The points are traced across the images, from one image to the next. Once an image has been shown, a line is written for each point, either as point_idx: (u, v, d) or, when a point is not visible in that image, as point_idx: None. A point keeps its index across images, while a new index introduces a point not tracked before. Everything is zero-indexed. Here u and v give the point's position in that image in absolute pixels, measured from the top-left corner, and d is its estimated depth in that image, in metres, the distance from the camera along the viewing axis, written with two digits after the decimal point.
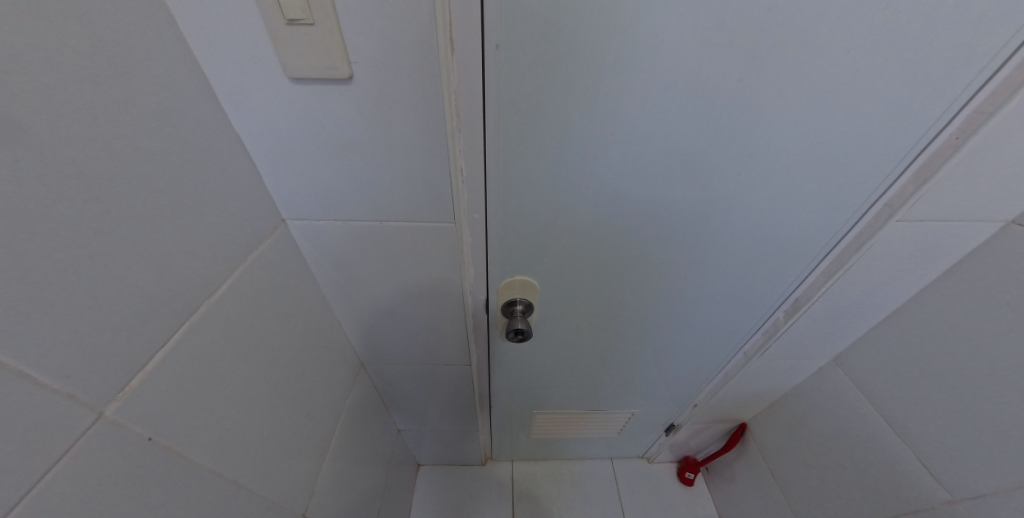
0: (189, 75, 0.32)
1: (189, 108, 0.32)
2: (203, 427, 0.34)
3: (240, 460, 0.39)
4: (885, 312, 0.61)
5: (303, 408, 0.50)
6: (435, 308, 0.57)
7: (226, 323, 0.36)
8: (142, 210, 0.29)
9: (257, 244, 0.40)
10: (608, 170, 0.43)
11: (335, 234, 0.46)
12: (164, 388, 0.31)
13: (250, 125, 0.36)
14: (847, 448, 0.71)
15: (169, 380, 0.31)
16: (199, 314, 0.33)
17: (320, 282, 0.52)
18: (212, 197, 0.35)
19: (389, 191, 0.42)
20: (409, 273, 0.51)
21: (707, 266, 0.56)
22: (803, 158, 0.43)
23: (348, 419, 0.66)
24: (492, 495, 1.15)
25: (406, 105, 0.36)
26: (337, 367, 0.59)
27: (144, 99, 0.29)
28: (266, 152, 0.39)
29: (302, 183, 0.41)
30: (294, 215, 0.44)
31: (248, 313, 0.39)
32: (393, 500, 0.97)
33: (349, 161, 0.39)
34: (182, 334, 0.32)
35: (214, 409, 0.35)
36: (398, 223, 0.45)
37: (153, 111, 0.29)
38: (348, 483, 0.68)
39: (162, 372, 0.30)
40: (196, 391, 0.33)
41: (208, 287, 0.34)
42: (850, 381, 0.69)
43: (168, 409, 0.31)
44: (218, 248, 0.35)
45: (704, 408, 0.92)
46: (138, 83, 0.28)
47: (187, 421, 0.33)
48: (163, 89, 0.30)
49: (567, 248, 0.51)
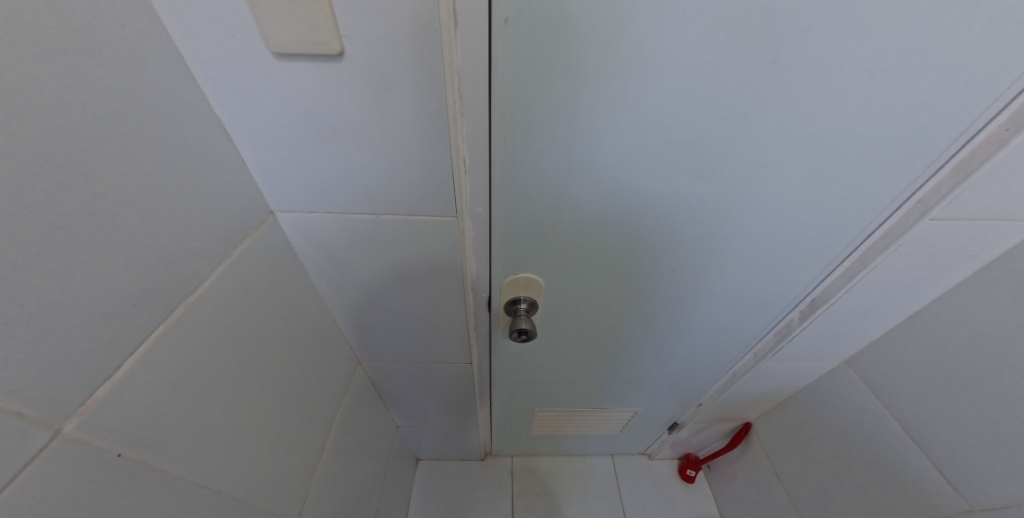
0: (162, 52, 0.29)
1: (161, 89, 0.29)
2: (182, 436, 0.32)
3: (226, 466, 0.37)
4: (904, 314, 0.59)
5: (295, 408, 0.48)
6: (435, 305, 0.55)
7: (208, 324, 0.34)
8: (105, 200, 0.26)
9: (244, 238, 0.37)
10: (621, 160, 0.40)
11: (329, 227, 0.43)
12: (134, 397, 0.28)
13: (231, 106, 0.33)
14: (857, 451, 0.70)
15: (140, 389, 0.28)
16: (176, 316, 0.31)
17: (313, 276, 0.49)
18: (192, 186, 0.32)
19: (387, 182, 0.39)
20: (408, 268, 0.48)
21: (722, 264, 0.53)
22: (829, 154, 0.40)
23: (343, 418, 0.63)
24: (492, 492, 1.14)
25: (405, 87, 0.33)
26: (331, 364, 0.56)
27: (111, 78, 0.26)
28: (250, 137, 0.36)
29: (292, 174, 0.38)
30: (284, 207, 0.41)
31: (234, 311, 0.36)
32: (391, 496, 0.95)
33: (342, 150, 0.36)
34: (154, 339, 0.29)
35: (195, 417, 0.33)
36: (396, 216, 0.42)
37: (121, 91, 0.26)
38: (344, 483, 0.67)
39: (132, 380, 0.28)
40: (173, 399, 0.31)
41: (186, 286, 0.31)
42: (862, 384, 0.67)
43: (141, 420, 0.29)
44: (198, 243, 0.32)
45: (709, 407, 0.90)
46: (106, 59, 0.25)
47: (163, 429, 0.30)
48: (136, 66, 0.27)
49: (574, 245, 0.49)
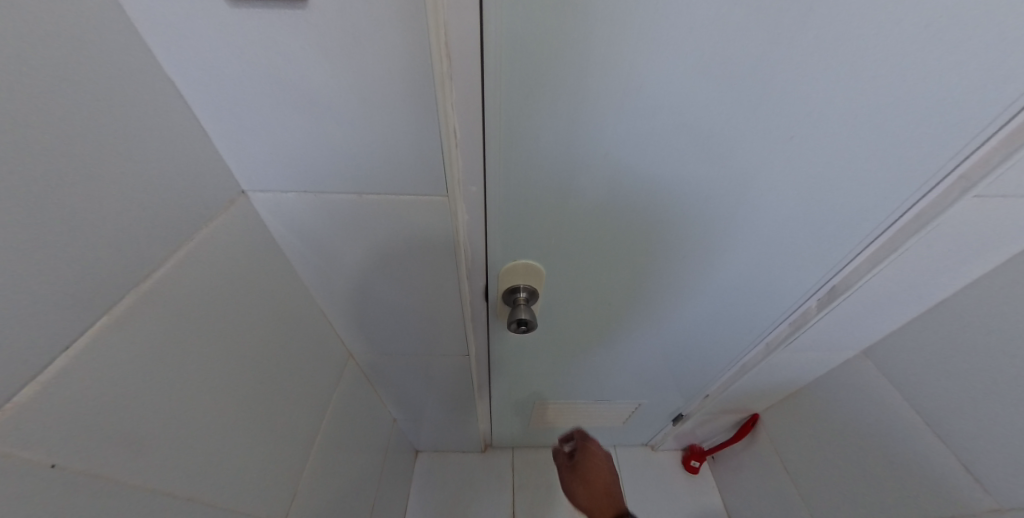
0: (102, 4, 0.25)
1: (104, 46, 0.25)
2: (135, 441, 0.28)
3: (197, 469, 0.34)
4: (929, 302, 0.55)
5: (277, 405, 0.44)
6: (427, 294, 0.51)
7: (166, 316, 0.30)
8: (34, 174, 0.22)
9: (209, 221, 0.34)
10: (631, 134, 0.36)
11: (307, 209, 0.39)
12: (70, 398, 0.25)
13: (187, 68, 0.30)
14: (873, 446, 0.67)
15: (78, 390, 0.25)
16: (122, 307, 0.27)
17: (294, 262, 0.45)
18: (143, 159, 0.28)
19: (369, 156, 0.35)
20: (397, 254, 0.45)
21: (737, 249, 0.50)
22: (863, 127, 0.36)
23: (334, 414, 0.60)
24: (492, 485, 1.12)
25: (383, 43, 0.28)
26: (317, 357, 0.53)
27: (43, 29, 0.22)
28: (212, 105, 0.32)
29: (264, 149, 0.34)
30: (256, 186, 0.37)
31: (200, 302, 0.33)
32: (389, 490, 0.93)
33: (318, 122, 0.33)
34: (94, 333, 0.26)
35: (150, 420, 0.29)
36: (381, 196, 0.38)
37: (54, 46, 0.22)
38: (337, 481, 0.64)
39: (68, 381, 0.24)
40: (120, 400, 0.27)
41: (135, 274, 0.28)
42: (880, 375, 0.64)
43: (77, 425, 0.25)
44: (151, 225, 0.29)
45: (716, 399, 0.87)
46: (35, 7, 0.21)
47: (108, 432, 0.27)
48: (72, 16, 0.23)
49: (577, 230, 0.45)
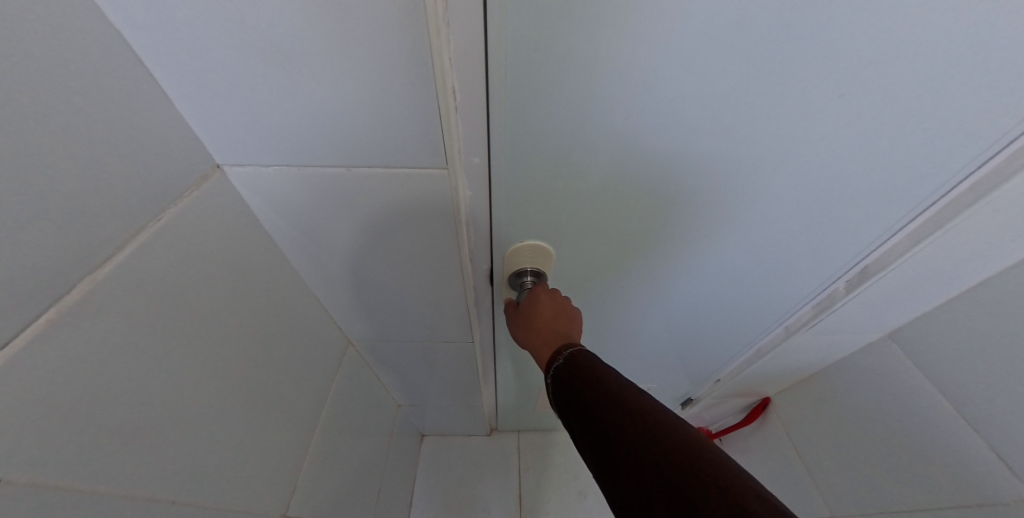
0: None
1: None
2: (96, 446, 0.25)
3: (182, 467, 0.31)
4: (966, 284, 0.51)
5: (267, 396, 0.42)
6: (427, 277, 0.48)
7: (128, 306, 0.27)
8: None
9: (180, 197, 0.30)
10: (657, 95, 0.31)
11: (289, 183, 0.35)
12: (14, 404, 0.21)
13: (135, 17, 0.25)
14: (894, 431, 0.64)
15: (24, 394, 0.22)
16: (73, 299, 0.24)
17: (279, 242, 0.42)
18: (93, 127, 0.24)
19: (356, 123, 0.31)
20: (394, 234, 0.41)
21: (765, 225, 0.46)
22: (920, 86, 0.32)
23: (334, 402, 0.58)
24: (498, 467, 1.11)
25: None
26: (311, 344, 0.50)
27: None
28: (171, 65, 0.27)
29: (236, 116, 0.30)
30: (231, 159, 0.33)
31: (170, 290, 0.30)
32: (395, 475, 0.93)
33: (294, 83, 0.28)
34: (37, 329, 0.22)
35: (112, 423, 0.26)
36: (373, 169, 0.34)
37: None
38: (342, 470, 0.62)
39: (11, 383, 0.21)
40: (71, 403, 0.24)
41: (87, 260, 0.24)
42: (905, 358, 0.61)
43: (24, 434, 0.22)
44: (106, 202, 0.25)
45: (728, 383, 0.85)
46: None
47: (66, 438, 0.24)
48: None
49: (589, 206, 0.41)
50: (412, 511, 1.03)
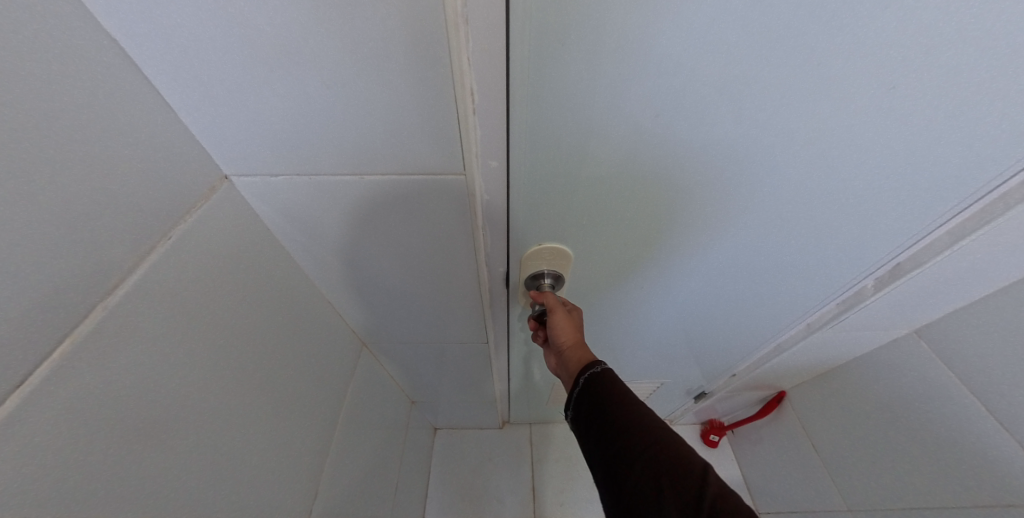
0: None
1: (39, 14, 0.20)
2: (124, 469, 0.25)
3: (209, 481, 0.31)
4: (1004, 281, 0.49)
5: (284, 404, 0.41)
6: (441, 279, 0.47)
7: (144, 328, 0.26)
8: None
9: (191, 209, 0.29)
10: (689, 89, 0.29)
11: (300, 192, 0.34)
12: (28, 439, 0.21)
13: (133, 25, 0.23)
14: (917, 429, 0.62)
15: (44, 429, 0.22)
16: (87, 326, 0.23)
17: (290, 249, 0.41)
18: (99, 148, 0.23)
19: (369, 130, 0.29)
20: (408, 238, 0.40)
21: (796, 222, 0.44)
22: (972, 75, 0.29)
23: (350, 404, 0.58)
24: (511, 460, 1.12)
25: None
26: (325, 348, 0.50)
27: None
28: (173, 73, 0.26)
29: (242, 124, 0.29)
30: (238, 169, 0.32)
31: (187, 307, 0.29)
32: (410, 469, 0.93)
33: (303, 90, 0.27)
34: (53, 362, 0.22)
35: (138, 447, 0.26)
36: (386, 175, 0.33)
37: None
38: (358, 469, 0.63)
39: (28, 420, 0.21)
40: (92, 433, 0.24)
41: (99, 282, 0.24)
42: (932, 355, 0.59)
43: (45, 472, 0.22)
44: (116, 222, 0.24)
45: (744, 377, 0.83)
46: None
47: (89, 469, 0.24)
48: None
49: (611, 205, 0.39)
50: (428, 505, 1.04)
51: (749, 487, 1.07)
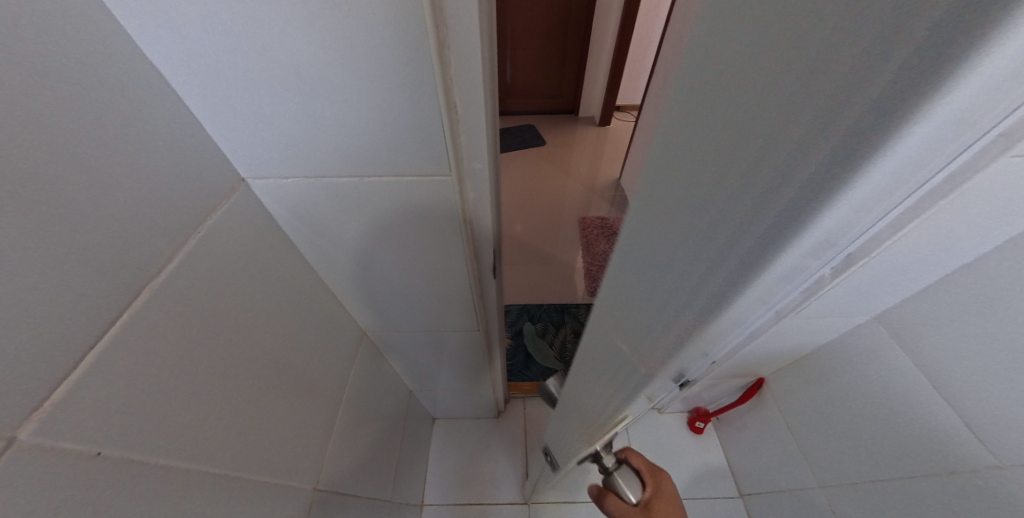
0: None
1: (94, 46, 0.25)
2: (170, 425, 0.30)
3: (233, 445, 0.36)
4: (947, 271, 0.54)
5: (294, 385, 0.46)
6: (435, 272, 0.51)
7: (176, 305, 0.30)
8: (36, 172, 0.22)
9: (216, 208, 0.34)
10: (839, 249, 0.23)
11: (309, 193, 0.38)
12: (101, 389, 0.26)
13: (167, 49, 0.28)
14: (879, 408, 0.67)
15: (110, 384, 0.26)
16: (139, 303, 0.28)
17: (299, 246, 0.45)
18: (142, 155, 0.28)
19: (368, 139, 0.33)
20: (404, 235, 0.44)
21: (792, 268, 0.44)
22: None
23: (353, 389, 0.62)
24: (506, 446, 1.16)
25: (364, 16, 0.26)
26: (330, 336, 0.54)
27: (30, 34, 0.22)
28: (199, 90, 0.30)
29: (259, 133, 0.33)
30: (255, 173, 0.36)
31: (212, 292, 0.33)
32: (410, 456, 0.98)
33: (311, 102, 0.31)
34: (116, 328, 0.27)
35: (179, 408, 0.30)
36: (383, 178, 0.37)
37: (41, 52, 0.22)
38: (362, 451, 0.67)
39: (98, 374, 0.25)
40: (146, 392, 0.28)
41: (146, 269, 0.29)
42: (891, 339, 0.64)
43: (113, 419, 0.26)
44: (159, 218, 0.29)
45: (725, 365, 0.88)
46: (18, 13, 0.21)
47: (143, 421, 0.28)
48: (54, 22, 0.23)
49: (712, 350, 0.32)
50: (427, 489, 1.09)
51: (733, 470, 1.13)
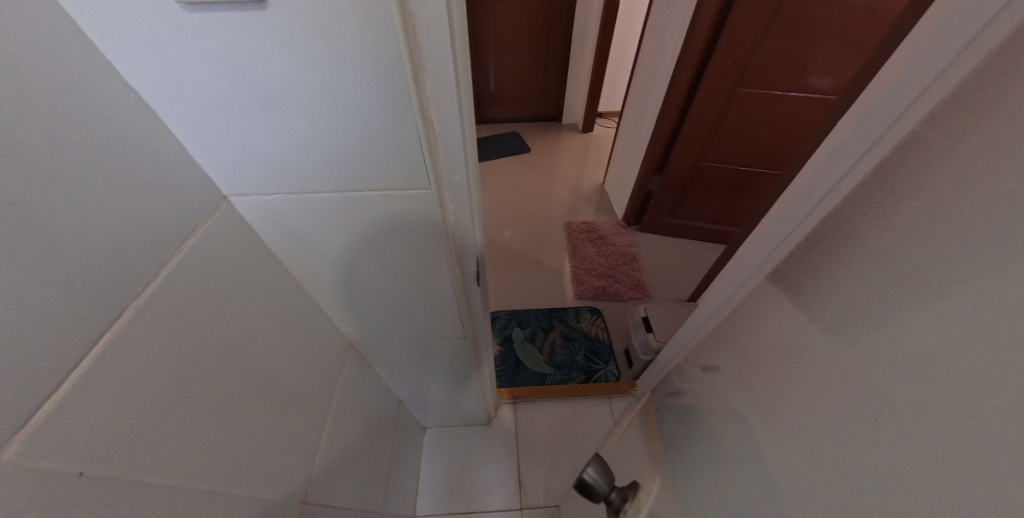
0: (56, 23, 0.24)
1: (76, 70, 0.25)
2: (155, 442, 0.30)
3: (220, 458, 0.36)
4: None
5: (280, 396, 0.46)
6: (420, 281, 0.52)
7: (161, 323, 0.31)
8: (26, 196, 0.23)
9: (199, 225, 0.34)
10: None
11: (292, 208, 0.39)
12: (87, 409, 0.26)
13: (150, 73, 0.29)
14: None
15: (95, 403, 0.26)
16: (124, 321, 0.28)
17: (283, 260, 0.46)
18: (128, 176, 0.29)
19: (349, 156, 0.34)
20: (387, 246, 0.45)
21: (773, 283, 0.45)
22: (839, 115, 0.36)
23: (340, 400, 0.62)
24: (498, 452, 1.16)
25: (343, 39, 0.27)
26: (316, 347, 0.54)
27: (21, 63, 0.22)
28: (181, 111, 0.31)
29: (241, 152, 0.34)
30: (237, 191, 0.37)
31: (196, 308, 0.34)
32: (401, 466, 0.97)
33: (292, 122, 0.32)
34: (101, 347, 0.27)
35: (164, 425, 0.31)
36: (365, 193, 0.38)
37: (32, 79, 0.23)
38: (351, 462, 0.67)
39: (84, 393, 0.26)
40: (131, 410, 0.29)
41: (131, 286, 0.29)
42: None
43: (96, 437, 0.27)
44: (144, 237, 0.30)
45: None
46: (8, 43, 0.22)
47: (128, 439, 0.28)
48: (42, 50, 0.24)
49: None
50: (420, 500, 1.08)
51: None
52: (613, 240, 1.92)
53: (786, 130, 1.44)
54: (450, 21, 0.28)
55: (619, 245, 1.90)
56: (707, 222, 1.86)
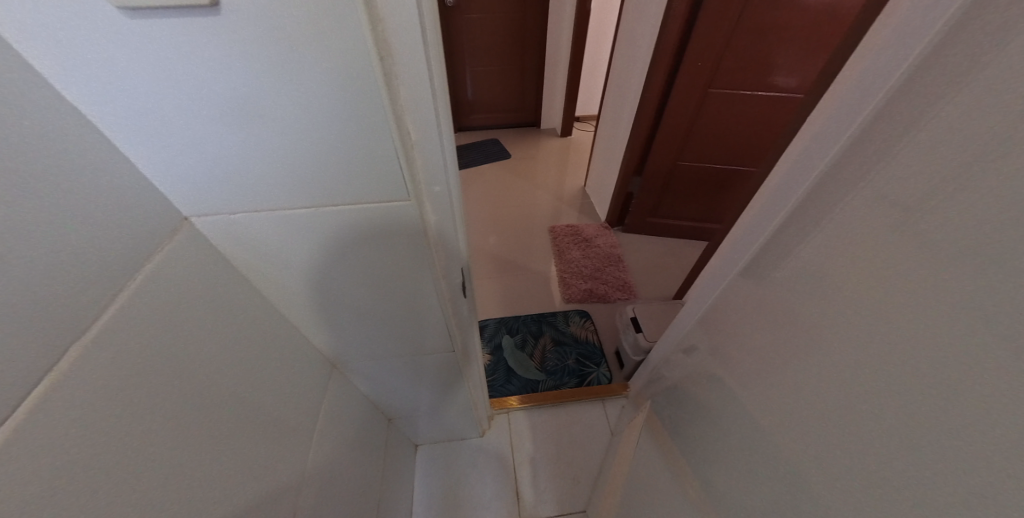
0: None
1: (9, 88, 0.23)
2: (106, 492, 0.28)
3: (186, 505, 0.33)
4: None
5: (257, 426, 0.43)
6: (402, 296, 0.50)
7: (112, 358, 0.29)
8: None
9: (157, 250, 0.32)
10: None
11: (261, 226, 0.37)
12: (27, 464, 0.24)
13: (93, 88, 0.26)
14: None
15: (36, 457, 0.24)
16: (70, 362, 0.26)
17: (255, 282, 0.43)
18: (72, 202, 0.26)
19: (320, 169, 0.32)
20: (367, 262, 0.43)
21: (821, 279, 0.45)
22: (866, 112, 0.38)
23: (325, 423, 0.59)
24: (493, 464, 1.14)
25: (307, 47, 0.25)
26: (297, 369, 0.52)
27: None
28: (132, 130, 0.29)
29: (201, 169, 0.31)
30: (199, 211, 0.34)
31: (153, 339, 0.32)
32: (393, 486, 0.94)
33: (255, 136, 0.30)
34: (42, 394, 0.25)
35: (118, 473, 0.28)
36: (340, 208, 0.36)
37: None
38: (340, 489, 0.63)
39: (20, 447, 0.24)
40: (78, 457, 0.26)
41: (76, 323, 0.27)
42: None
43: (37, 494, 0.24)
44: (92, 270, 0.28)
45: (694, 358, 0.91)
46: None
47: (73, 493, 0.26)
48: None
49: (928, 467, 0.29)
50: None
51: None
52: (598, 241, 1.93)
53: (757, 129, 1.48)
54: (422, 26, 0.27)
55: (603, 247, 1.90)
56: (687, 220, 1.88)
